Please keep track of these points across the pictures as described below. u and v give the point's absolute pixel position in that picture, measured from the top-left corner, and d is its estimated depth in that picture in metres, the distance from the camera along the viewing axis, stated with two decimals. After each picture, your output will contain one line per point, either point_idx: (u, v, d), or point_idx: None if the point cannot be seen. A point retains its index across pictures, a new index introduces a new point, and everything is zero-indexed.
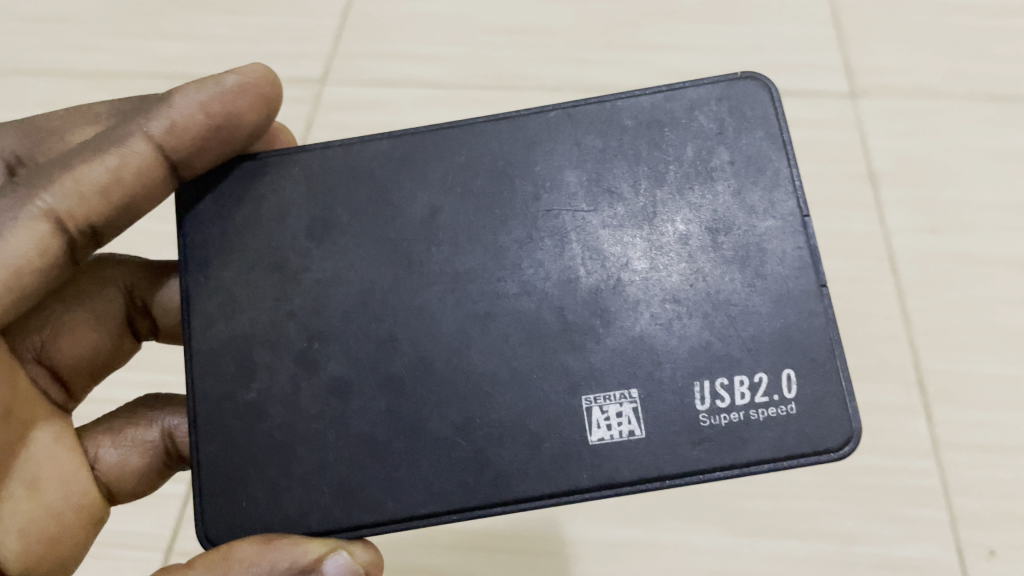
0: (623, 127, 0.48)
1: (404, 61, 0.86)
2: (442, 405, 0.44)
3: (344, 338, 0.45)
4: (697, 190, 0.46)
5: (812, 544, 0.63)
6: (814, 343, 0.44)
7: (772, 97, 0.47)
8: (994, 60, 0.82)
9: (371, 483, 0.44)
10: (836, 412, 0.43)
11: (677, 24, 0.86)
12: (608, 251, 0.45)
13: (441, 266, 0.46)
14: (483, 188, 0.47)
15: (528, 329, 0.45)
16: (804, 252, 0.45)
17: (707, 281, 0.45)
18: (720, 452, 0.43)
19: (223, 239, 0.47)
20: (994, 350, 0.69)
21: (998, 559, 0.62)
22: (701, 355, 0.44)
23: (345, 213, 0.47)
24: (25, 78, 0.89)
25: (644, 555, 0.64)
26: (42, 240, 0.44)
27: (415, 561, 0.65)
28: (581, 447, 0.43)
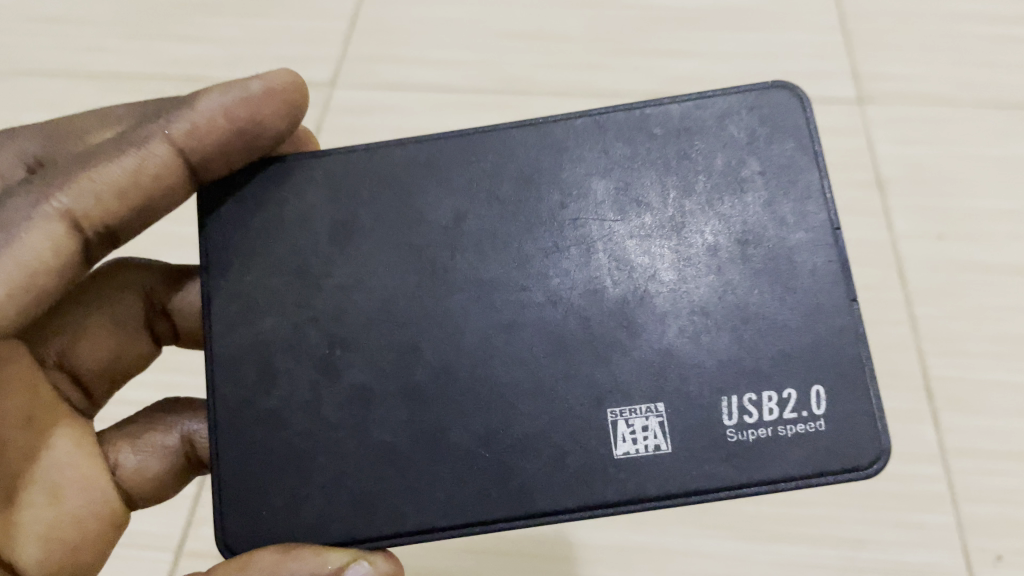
0: (651, 135, 0.48)
1: (414, 65, 0.86)
2: (466, 415, 0.44)
3: (367, 346, 0.45)
4: (726, 201, 0.46)
5: (820, 548, 0.63)
6: (841, 358, 0.44)
7: (803, 106, 0.47)
8: (1001, 67, 0.82)
9: (395, 495, 0.44)
10: (864, 429, 0.43)
11: (687, 30, 0.87)
12: (635, 262, 0.46)
13: (467, 275, 0.46)
14: (509, 195, 0.47)
15: (555, 339, 0.45)
16: (835, 266, 0.45)
17: (735, 294, 0.45)
18: (747, 468, 0.43)
19: (243, 244, 0.47)
20: (1001, 357, 0.69)
21: (1006, 564, 0.62)
22: (729, 369, 0.44)
23: (368, 218, 0.47)
24: (35, 79, 0.88)
25: (654, 559, 0.64)
26: (56, 239, 0.43)
27: (425, 563, 0.65)
28: (605, 461, 0.43)
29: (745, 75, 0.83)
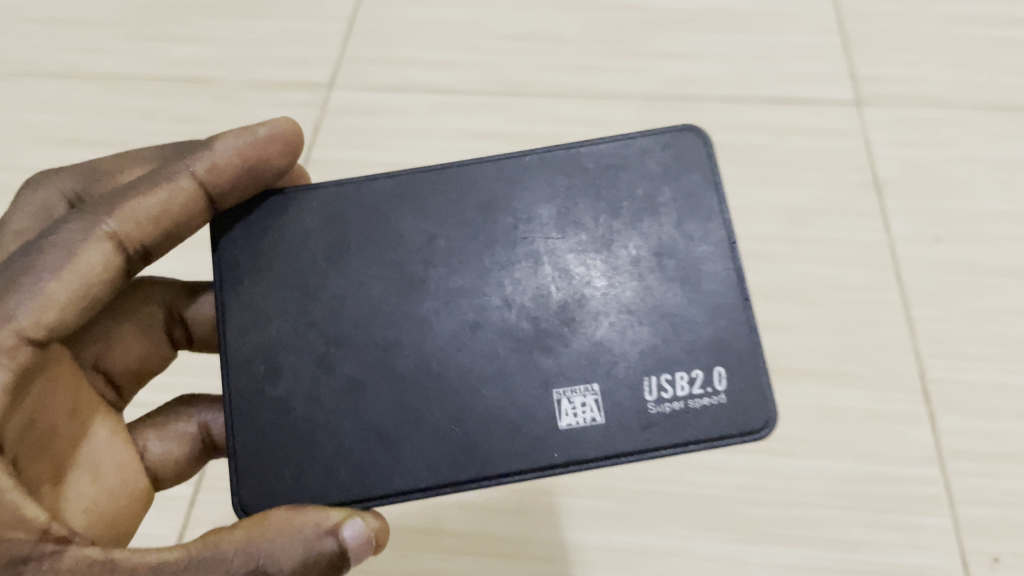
0: (584, 169, 0.50)
1: (411, 67, 0.87)
2: (426, 402, 0.46)
3: (359, 342, 0.47)
4: (646, 223, 0.49)
5: (817, 552, 0.60)
6: (739, 347, 0.47)
7: (706, 147, 0.51)
8: (999, 70, 0.83)
9: (378, 464, 0.45)
10: (754, 397, 0.47)
11: (685, 32, 0.87)
12: (571, 270, 0.48)
13: (435, 284, 0.48)
14: (474, 221, 0.49)
15: (506, 339, 0.47)
16: (732, 274, 0.48)
17: (655, 296, 0.47)
18: (663, 434, 0.46)
19: (254, 261, 0.49)
20: (1001, 359, 0.66)
21: (1005, 568, 0.59)
22: (649, 358, 0.46)
23: (358, 239, 0.49)
24: (32, 79, 0.88)
25: (647, 563, 0.60)
26: (106, 259, 0.46)
27: (417, 563, 0.60)
28: (552, 432, 0.45)
29: (742, 76, 0.84)
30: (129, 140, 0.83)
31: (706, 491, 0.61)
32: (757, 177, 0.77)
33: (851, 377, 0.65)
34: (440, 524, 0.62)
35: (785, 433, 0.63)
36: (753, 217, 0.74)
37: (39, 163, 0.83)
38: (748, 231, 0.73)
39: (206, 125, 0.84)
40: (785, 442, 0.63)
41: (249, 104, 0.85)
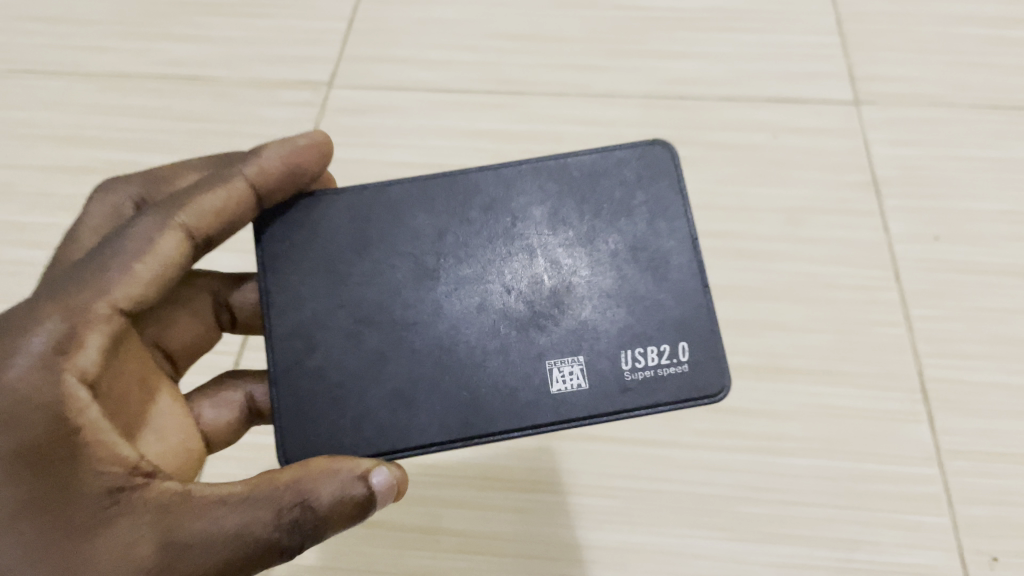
0: (571, 176, 0.51)
1: (410, 65, 0.87)
2: (438, 371, 0.47)
3: (384, 320, 0.48)
4: (625, 218, 0.50)
5: (816, 550, 0.60)
6: (700, 324, 0.48)
7: (672, 161, 0.50)
8: (996, 69, 0.83)
9: (394, 422, 0.47)
10: (708, 364, 0.48)
11: (684, 30, 0.87)
12: (559, 260, 0.49)
13: (444, 271, 0.49)
14: (477, 220, 0.50)
15: (501, 325, 0.48)
16: (693, 263, 0.49)
17: (632, 282, 0.48)
18: (638, 398, 0.47)
19: (288, 254, 0.50)
20: (1000, 359, 0.66)
21: (1004, 566, 0.59)
22: (626, 334, 0.48)
23: (380, 229, 0.50)
24: (32, 78, 0.88)
25: (647, 561, 0.60)
26: (175, 252, 0.47)
27: (419, 563, 0.60)
28: (542, 395, 0.47)
29: (742, 75, 0.84)
30: (131, 138, 0.83)
31: (702, 489, 0.61)
32: (755, 177, 0.76)
33: (851, 376, 0.65)
34: (441, 522, 0.61)
35: (781, 432, 0.63)
36: (752, 216, 0.74)
37: (40, 161, 0.82)
38: (750, 230, 0.73)
39: (208, 123, 0.83)
40: (781, 441, 0.63)
41: (250, 103, 0.84)
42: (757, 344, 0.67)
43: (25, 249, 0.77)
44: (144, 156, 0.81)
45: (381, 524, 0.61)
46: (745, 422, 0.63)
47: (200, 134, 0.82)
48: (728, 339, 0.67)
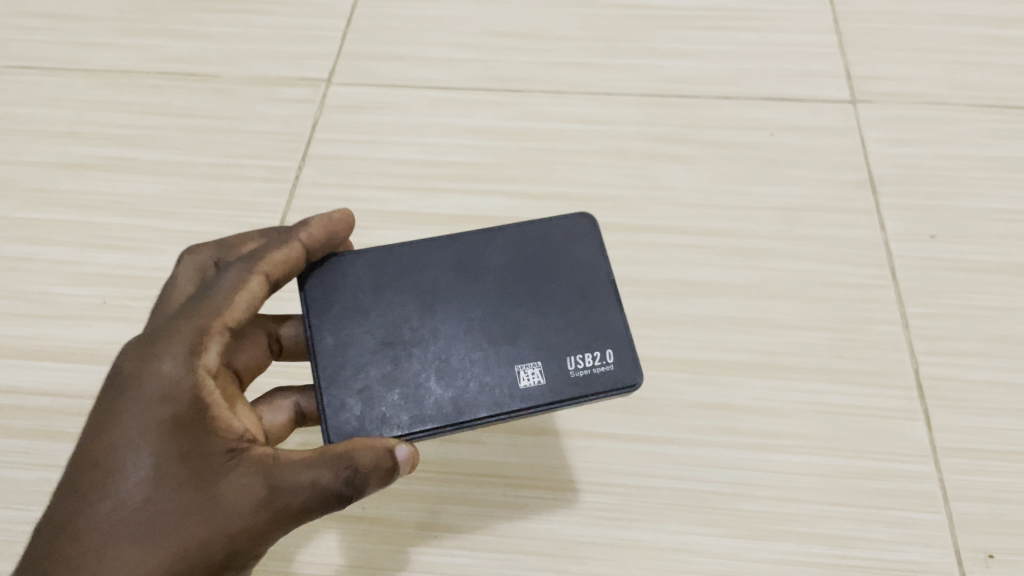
0: (515, 230, 0.52)
1: (409, 63, 0.87)
2: (445, 375, 0.48)
3: (403, 336, 0.49)
4: (565, 253, 0.52)
5: (812, 547, 0.57)
6: (622, 331, 0.49)
7: (594, 229, 0.53)
8: (991, 68, 0.84)
9: (407, 413, 0.47)
10: (626, 358, 0.49)
11: (686, 28, 0.89)
12: (518, 288, 0.51)
13: (437, 301, 0.50)
14: (453, 263, 0.51)
15: (473, 343, 0.49)
16: (611, 283, 0.51)
17: (576, 305, 0.50)
18: (586, 389, 0.48)
19: (322, 296, 0.50)
20: (995, 357, 0.65)
21: (998, 564, 0.56)
22: (572, 339, 0.49)
23: (388, 264, 0.51)
24: (29, 75, 0.87)
25: (642, 557, 0.57)
26: (251, 294, 0.49)
27: (414, 560, 0.57)
28: (513, 390, 0.48)
29: (740, 73, 0.85)
30: (128, 134, 0.81)
31: (698, 487, 0.60)
32: (751, 176, 0.77)
33: (847, 373, 0.64)
34: (437, 518, 0.59)
35: (779, 430, 0.62)
36: (750, 215, 0.74)
37: (32, 152, 0.80)
38: (743, 228, 0.73)
39: (206, 119, 0.82)
40: (777, 439, 0.61)
41: (248, 99, 0.84)
42: (757, 342, 0.66)
43: (18, 245, 0.73)
44: (142, 151, 0.80)
45: (375, 521, 0.59)
46: (740, 419, 0.62)
47: (198, 130, 0.81)
48: (724, 337, 0.66)
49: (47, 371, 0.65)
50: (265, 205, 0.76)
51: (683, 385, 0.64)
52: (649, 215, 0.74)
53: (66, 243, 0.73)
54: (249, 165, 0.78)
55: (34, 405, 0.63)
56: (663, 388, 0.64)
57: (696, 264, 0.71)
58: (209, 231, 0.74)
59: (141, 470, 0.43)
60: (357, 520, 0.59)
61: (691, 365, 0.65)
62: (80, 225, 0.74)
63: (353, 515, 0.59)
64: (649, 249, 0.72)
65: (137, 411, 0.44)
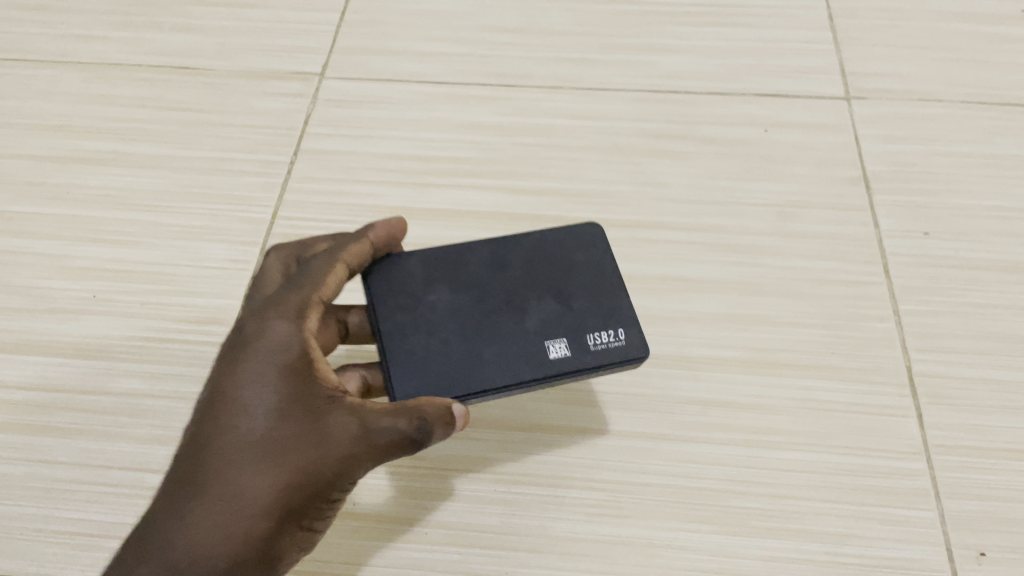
0: (536, 234, 0.58)
1: (402, 57, 0.87)
2: (486, 349, 0.53)
3: (448, 317, 0.54)
4: (580, 254, 0.57)
5: (804, 544, 0.56)
6: (630, 314, 0.55)
7: (601, 233, 0.58)
8: (984, 66, 0.85)
9: (456, 380, 0.52)
10: (636, 334, 0.54)
11: (681, 25, 0.90)
12: (542, 279, 0.56)
13: (475, 288, 0.55)
14: (486, 258, 0.57)
15: (509, 321, 0.54)
16: (619, 278, 0.56)
17: (591, 294, 0.55)
18: (606, 359, 0.53)
19: (378, 286, 0.55)
20: (988, 353, 0.65)
21: (990, 561, 0.56)
22: (591, 319, 0.54)
23: (431, 259, 0.57)
24: (20, 67, 0.86)
25: (634, 553, 0.56)
26: (336, 281, 0.54)
27: (404, 557, 0.57)
28: (542, 360, 0.53)
29: (734, 69, 0.86)
30: (120, 128, 0.81)
31: (690, 483, 0.59)
32: (744, 172, 0.77)
33: (839, 370, 0.64)
34: (429, 514, 0.58)
35: (772, 426, 0.61)
36: (743, 211, 0.74)
37: (20, 142, 0.80)
38: (736, 224, 0.73)
39: (198, 112, 0.82)
40: (769, 435, 0.61)
41: (241, 92, 0.84)
42: (750, 338, 0.66)
43: (8, 239, 0.72)
44: (134, 144, 0.79)
45: (366, 517, 0.58)
46: (733, 415, 0.62)
47: (191, 124, 0.81)
48: (717, 333, 0.66)
49: (35, 366, 0.64)
50: (257, 199, 0.75)
51: (675, 382, 0.64)
52: (642, 211, 0.74)
53: (57, 237, 0.72)
54: (241, 158, 0.78)
55: (19, 401, 0.62)
56: (655, 383, 0.64)
57: (688, 259, 0.71)
58: (200, 224, 0.73)
59: (264, 406, 0.48)
60: (349, 517, 0.58)
61: (683, 361, 0.65)
62: (70, 219, 0.73)
63: (345, 512, 0.58)
64: (642, 245, 0.72)
65: (259, 357, 0.49)
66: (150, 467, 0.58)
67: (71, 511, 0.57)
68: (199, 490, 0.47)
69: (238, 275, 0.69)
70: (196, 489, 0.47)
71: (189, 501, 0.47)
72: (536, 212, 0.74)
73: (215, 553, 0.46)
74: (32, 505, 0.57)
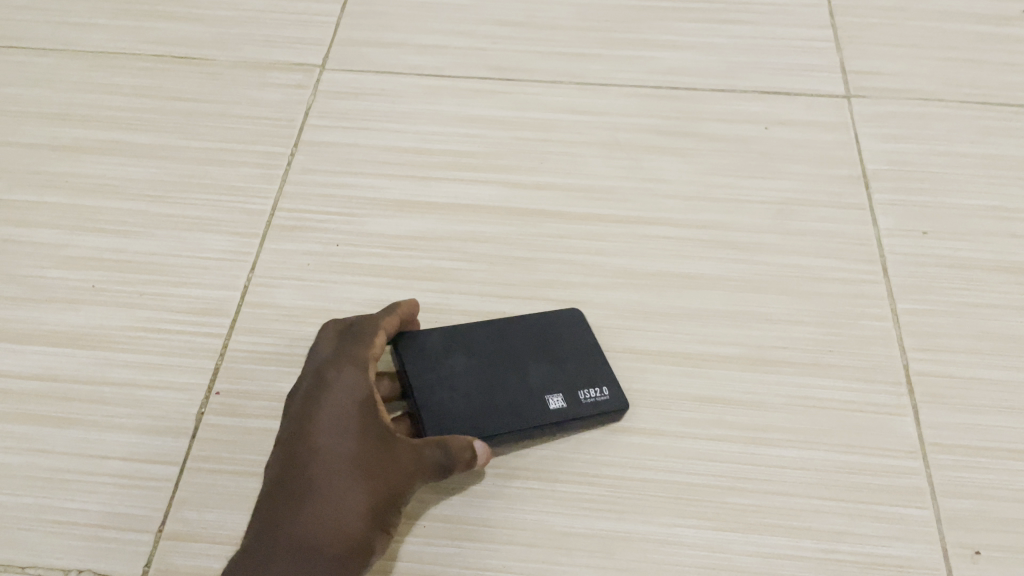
0: (526, 315, 0.65)
1: (403, 50, 0.87)
2: (498, 401, 0.59)
3: (464, 375, 0.60)
4: (567, 327, 0.64)
5: (800, 541, 0.56)
6: (611, 377, 0.62)
7: (580, 313, 0.66)
8: (984, 66, 0.85)
9: (477, 426, 0.57)
10: (617, 392, 0.61)
11: (682, 22, 0.90)
12: (538, 345, 0.62)
13: (483, 352, 0.61)
14: (488, 329, 0.63)
15: (515, 377, 0.60)
16: (598, 348, 0.63)
17: (579, 358, 0.62)
18: (597, 409, 0.60)
19: (403, 348, 0.61)
20: (984, 353, 0.65)
21: (985, 560, 0.55)
22: (581, 378, 0.61)
23: (444, 330, 0.62)
24: (20, 55, 0.86)
25: (633, 548, 0.56)
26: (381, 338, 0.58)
27: (401, 550, 0.56)
28: (545, 411, 0.59)
29: (734, 66, 0.86)
30: (119, 117, 0.81)
31: (687, 479, 0.59)
32: (744, 169, 0.77)
33: (836, 368, 0.64)
34: (428, 508, 0.57)
35: (769, 423, 0.61)
36: (743, 209, 0.74)
37: (18, 129, 0.79)
38: (736, 221, 0.73)
39: (198, 102, 0.82)
40: (766, 432, 0.61)
41: (240, 82, 0.84)
42: (748, 335, 0.66)
43: (5, 227, 0.72)
44: (133, 133, 0.79)
45: None
46: (730, 413, 0.62)
47: (191, 114, 0.81)
48: (716, 330, 0.66)
49: (33, 355, 0.64)
50: (256, 190, 0.75)
51: (674, 378, 0.64)
52: (642, 207, 0.74)
53: (56, 226, 0.72)
54: (241, 149, 0.78)
55: (16, 389, 0.61)
56: (653, 379, 0.64)
57: (687, 256, 0.71)
58: (200, 215, 0.73)
59: (346, 433, 0.52)
60: None
61: (681, 358, 0.65)
62: (68, 209, 0.73)
63: None
64: (641, 241, 0.72)
65: (337, 394, 0.53)
66: (147, 457, 0.58)
67: (68, 500, 0.56)
68: (298, 501, 0.49)
69: (237, 267, 0.69)
70: (294, 502, 0.49)
71: (290, 512, 0.49)
72: (536, 206, 0.74)
73: (324, 551, 0.48)
74: (29, 495, 0.56)
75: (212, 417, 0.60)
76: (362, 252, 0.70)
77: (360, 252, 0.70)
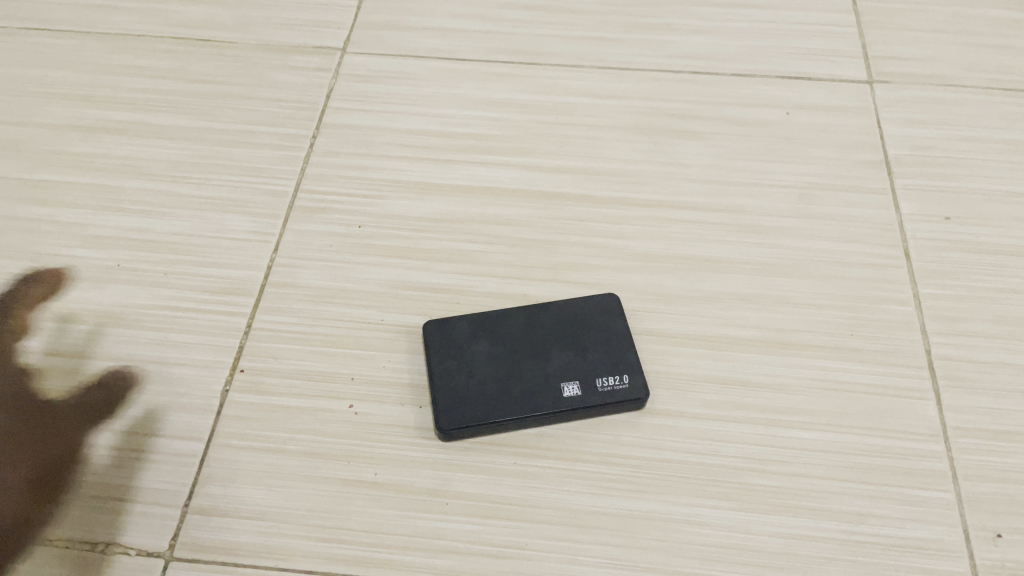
0: (557, 300, 0.65)
1: (424, 34, 0.87)
2: (514, 387, 0.59)
3: (485, 361, 0.61)
4: (595, 312, 0.64)
5: (821, 523, 0.56)
6: (635, 364, 0.61)
7: (613, 297, 0.65)
8: (1007, 51, 0.85)
9: (489, 412, 0.58)
10: (638, 379, 0.61)
11: (703, 6, 0.90)
12: (562, 331, 0.62)
13: (507, 338, 0.62)
14: (517, 316, 0.63)
15: (535, 364, 0.60)
16: (626, 333, 0.63)
17: (603, 344, 0.62)
18: (613, 398, 0.60)
19: (430, 339, 0.62)
20: (1006, 338, 0.65)
21: (1007, 543, 0.55)
22: (602, 366, 0.61)
23: (471, 318, 0.63)
24: (44, 37, 0.87)
25: (654, 528, 0.56)
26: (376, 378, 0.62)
27: (424, 527, 0.55)
28: (560, 398, 0.59)
29: (756, 50, 0.85)
30: (143, 98, 0.81)
31: (708, 460, 0.59)
32: (765, 153, 0.77)
33: (858, 352, 0.64)
34: (453, 486, 0.57)
35: (790, 406, 0.61)
36: (764, 192, 0.74)
37: (42, 110, 0.80)
38: (757, 205, 0.73)
39: (220, 85, 0.82)
40: (787, 415, 0.61)
41: (262, 65, 0.84)
42: (768, 319, 0.66)
43: (31, 205, 0.72)
44: (157, 115, 0.80)
45: (385, 486, 0.57)
46: (751, 395, 0.62)
47: (213, 97, 0.81)
48: (736, 314, 0.66)
49: (59, 332, 0.64)
50: (278, 171, 0.75)
51: (694, 360, 0.64)
52: (663, 190, 0.74)
53: (81, 206, 0.72)
54: (263, 131, 0.78)
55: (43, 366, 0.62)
56: (673, 361, 0.64)
57: (708, 240, 0.71)
58: (223, 196, 0.73)
59: None
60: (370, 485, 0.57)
61: (702, 341, 0.65)
62: (93, 188, 0.74)
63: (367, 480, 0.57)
64: (662, 225, 0.72)
65: None
66: (172, 434, 0.59)
67: (95, 474, 0.57)
68: None
69: (260, 247, 0.70)
70: None
71: None
72: (556, 189, 0.74)
73: None
74: (56, 469, 0.57)
75: (236, 394, 0.61)
76: (383, 234, 0.71)
77: (381, 234, 0.71)
